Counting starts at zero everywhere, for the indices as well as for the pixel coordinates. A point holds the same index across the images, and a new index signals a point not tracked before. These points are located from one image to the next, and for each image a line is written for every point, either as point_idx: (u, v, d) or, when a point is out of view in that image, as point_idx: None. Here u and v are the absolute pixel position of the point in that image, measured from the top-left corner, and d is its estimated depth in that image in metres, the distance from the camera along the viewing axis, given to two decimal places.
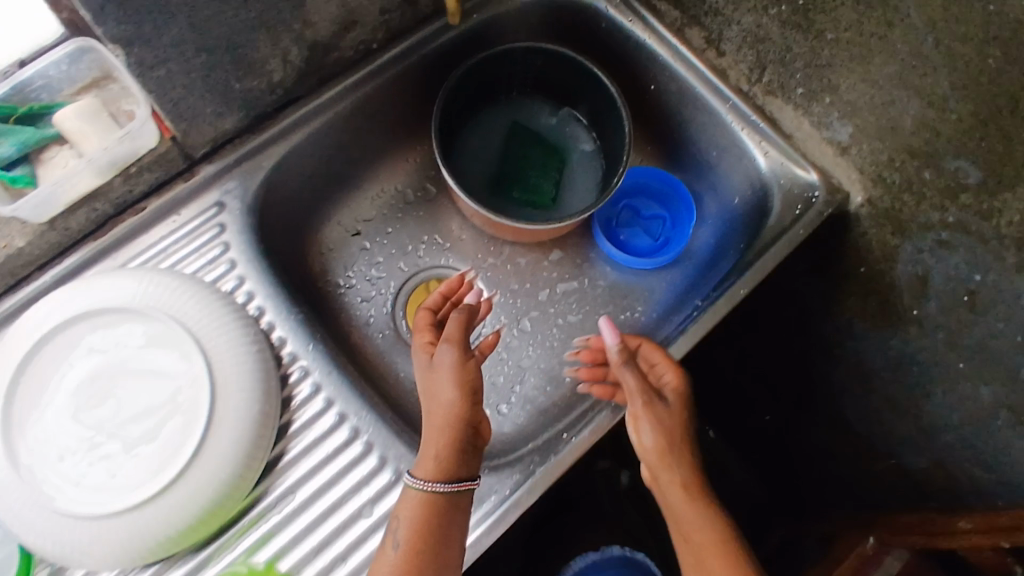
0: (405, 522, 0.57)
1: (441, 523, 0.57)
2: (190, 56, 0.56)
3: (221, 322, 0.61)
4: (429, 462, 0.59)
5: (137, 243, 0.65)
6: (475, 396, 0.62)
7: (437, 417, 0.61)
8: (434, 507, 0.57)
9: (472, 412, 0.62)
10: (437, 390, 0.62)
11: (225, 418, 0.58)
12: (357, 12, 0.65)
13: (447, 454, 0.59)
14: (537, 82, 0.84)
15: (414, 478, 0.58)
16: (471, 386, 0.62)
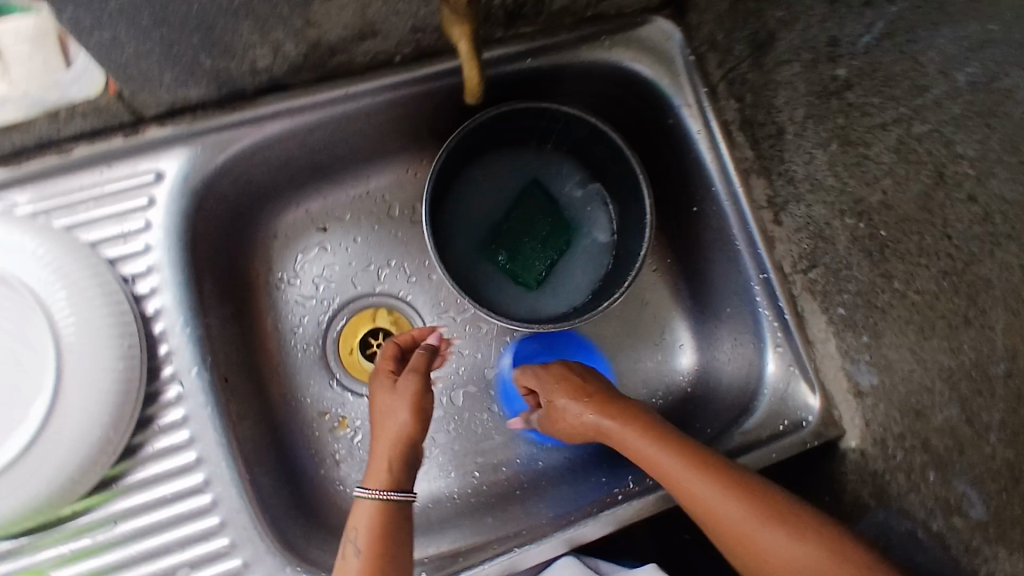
0: (358, 532, 0.50)
1: (400, 528, 0.51)
2: (142, 26, 0.45)
3: (96, 318, 0.52)
4: (382, 475, 0.53)
5: (51, 186, 0.56)
6: (427, 421, 0.56)
7: (389, 443, 0.54)
8: (390, 521, 0.51)
9: (421, 440, 0.56)
10: (390, 413, 0.55)
11: (56, 434, 0.50)
12: (381, 25, 0.53)
13: (399, 470, 0.53)
14: (575, 147, 0.72)
15: (364, 490, 0.52)
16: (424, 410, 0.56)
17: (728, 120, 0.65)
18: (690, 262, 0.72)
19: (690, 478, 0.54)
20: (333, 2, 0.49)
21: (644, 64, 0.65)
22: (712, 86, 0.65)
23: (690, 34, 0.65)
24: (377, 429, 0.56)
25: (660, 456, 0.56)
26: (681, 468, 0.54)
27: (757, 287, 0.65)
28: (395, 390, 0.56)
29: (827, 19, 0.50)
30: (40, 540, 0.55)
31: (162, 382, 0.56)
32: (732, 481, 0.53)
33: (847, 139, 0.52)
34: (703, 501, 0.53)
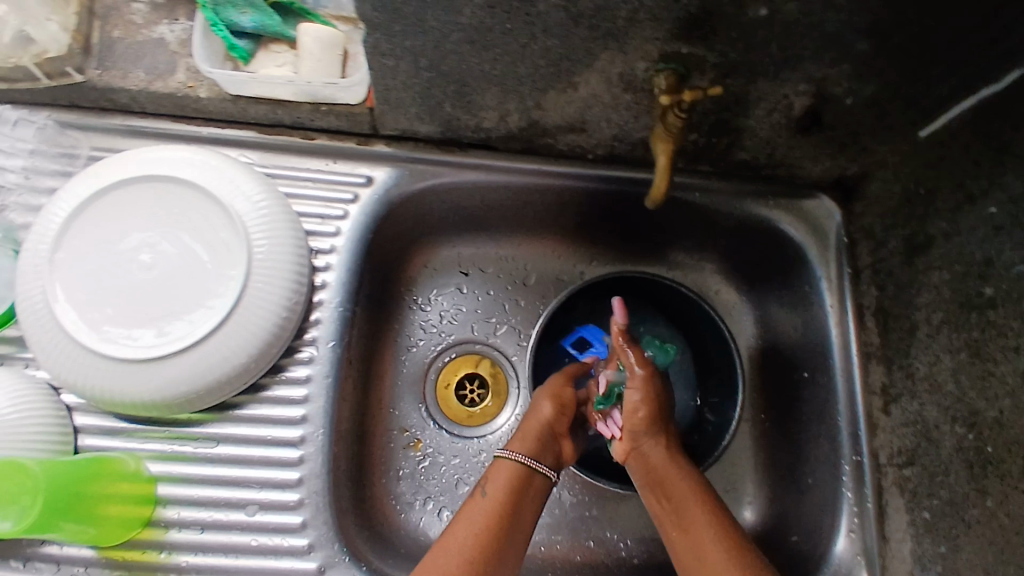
0: (492, 482, 0.59)
1: (529, 497, 0.60)
2: (419, 67, 0.56)
3: (279, 273, 0.60)
4: (522, 441, 0.62)
5: (282, 157, 0.67)
6: (566, 414, 0.66)
7: (530, 417, 0.65)
8: (518, 482, 0.60)
9: (561, 426, 0.65)
10: (540, 400, 0.66)
11: (212, 348, 0.57)
12: (591, 123, 0.63)
13: (535, 436, 0.63)
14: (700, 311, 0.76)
15: (506, 450, 0.62)
16: (563, 403, 0.66)
17: (863, 303, 0.68)
18: (784, 423, 0.74)
19: (705, 526, 0.56)
20: (564, 95, 0.59)
21: (797, 229, 0.71)
22: (857, 270, 0.69)
23: (851, 220, 0.70)
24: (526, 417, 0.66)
25: (686, 490, 0.58)
26: (695, 510, 0.57)
27: (847, 467, 0.67)
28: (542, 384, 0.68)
29: (987, 241, 0.55)
30: (153, 432, 0.62)
31: (303, 342, 0.64)
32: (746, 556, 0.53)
33: (977, 351, 0.55)
34: (701, 540, 0.55)
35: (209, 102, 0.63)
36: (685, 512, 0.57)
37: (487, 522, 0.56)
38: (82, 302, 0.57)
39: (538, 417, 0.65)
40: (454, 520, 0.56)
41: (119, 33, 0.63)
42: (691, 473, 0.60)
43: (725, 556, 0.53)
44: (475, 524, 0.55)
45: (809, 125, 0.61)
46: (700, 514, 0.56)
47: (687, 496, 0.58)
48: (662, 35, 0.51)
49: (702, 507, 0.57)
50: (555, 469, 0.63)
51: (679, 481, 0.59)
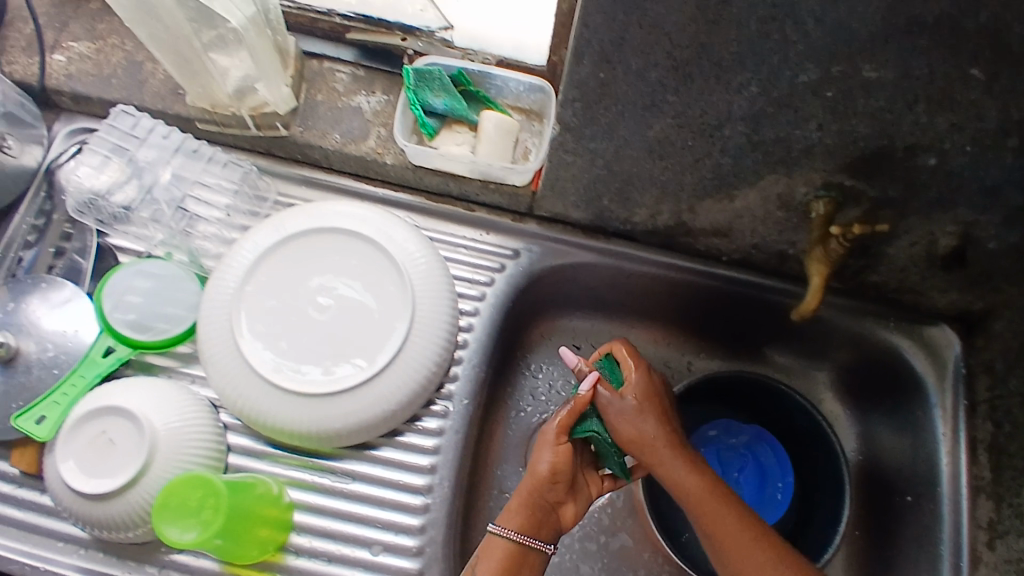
0: (486, 562, 0.59)
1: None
2: (593, 165, 0.62)
3: (435, 332, 0.66)
4: (512, 517, 0.61)
5: (444, 223, 0.74)
6: (559, 483, 0.62)
7: (526, 481, 0.63)
8: (513, 562, 0.59)
9: (552, 495, 0.63)
10: (537, 460, 0.63)
11: (370, 392, 0.63)
12: (735, 231, 0.68)
13: (528, 505, 0.62)
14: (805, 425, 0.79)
15: (497, 526, 0.61)
16: (557, 470, 0.62)
17: (976, 436, 0.70)
18: (879, 545, 0.74)
19: (729, 524, 0.60)
20: (719, 204, 0.64)
21: (919, 359, 0.74)
22: (973, 403, 0.71)
23: (969, 352, 0.73)
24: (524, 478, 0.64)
25: (697, 488, 0.62)
26: (714, 511, 0.61)
27: None
28: (539, 436, 0.65)
29: None
30: (293, 460, 0.67)
31: (439, 394, 0.70)
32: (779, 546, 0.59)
33: None
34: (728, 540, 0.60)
35: (393, 167, 0.70)
36: (709, 517, 0.61)
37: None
38: (262, 332, 0.64)
39: (533, 477, 0.63)
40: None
41: (322, 96, 0.71)
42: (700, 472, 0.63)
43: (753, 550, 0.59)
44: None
45: (946, 260, 0.65)
46: (726, 518, 0.60)
47: (700, 482, 0.62)
48: (830, 168, 0.56)
49: (722, 510, 0.61)
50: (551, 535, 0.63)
51: (691, 481, 0.62)
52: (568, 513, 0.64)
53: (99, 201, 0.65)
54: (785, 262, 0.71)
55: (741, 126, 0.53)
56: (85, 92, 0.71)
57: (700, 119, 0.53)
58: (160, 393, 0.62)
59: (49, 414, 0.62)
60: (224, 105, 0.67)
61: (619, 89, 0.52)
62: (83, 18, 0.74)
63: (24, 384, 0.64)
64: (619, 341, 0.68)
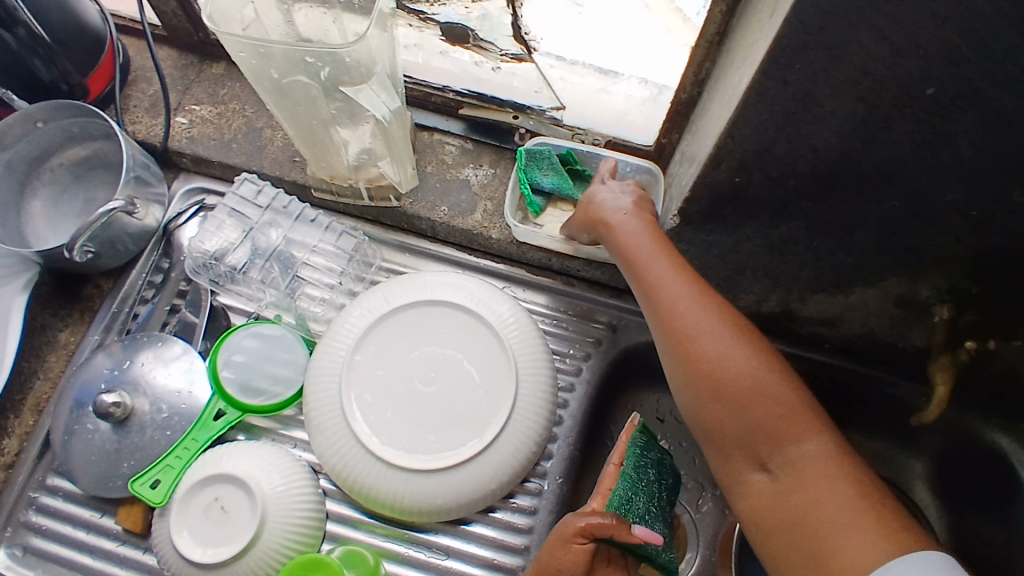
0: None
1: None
2: (707, 254, 0.63)
3: (538, 411, 0.65)
4: None
5: (544, 296, 0.75)
6: None
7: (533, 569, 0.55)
8: None
9: None
10: (547, 551, 0.55)
11: (472, 469, 0.63)
12: (842, 322, 0.67)
13: None
14: None
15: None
16: (561, 569, 0.53)
17: None
18: None
19: (788, 428, 0.50)
20: (830, 299, 0.64)
21: None
22: None
23: None
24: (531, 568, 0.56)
25: (762, 382, 0.52)
26: (776, 417, 0.51)
27: None
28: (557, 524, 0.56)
29: None
30: (388, 530, 0.67)
31: (534, 471, 0.69)
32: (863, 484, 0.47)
33: None
34: (779, 441, 0.50)
35: (498, 240, 0.72)
36: (753, 412, 0.51)
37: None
38: (370, 401, 0.65)
39: (539, 574, 0.55)
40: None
41: (432, 168, 0.73)
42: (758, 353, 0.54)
43: (785, 466, 0.49)
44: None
45: None
46: (749, 377, 0.52)
47: (781, 389, 0.52)
48: (958, 275, 0.55)
49: (768, 396, 0.51)
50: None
51: (754, 370, 0.52)
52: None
53: (217, 265, 0.68)
54: (890, 353, 0.70)
55: (872, 232, 0.53)
56: (207, 155, 0.75)
57: (829, 223, 0.53)
58: (266, 458, 0.64)
59: (163, 478, 0.64)
60: (343, 177, 0.70)
61: (752, 191, 0.53)
62: (204, 82, 0.79)
63: (137, 444, 0.66)
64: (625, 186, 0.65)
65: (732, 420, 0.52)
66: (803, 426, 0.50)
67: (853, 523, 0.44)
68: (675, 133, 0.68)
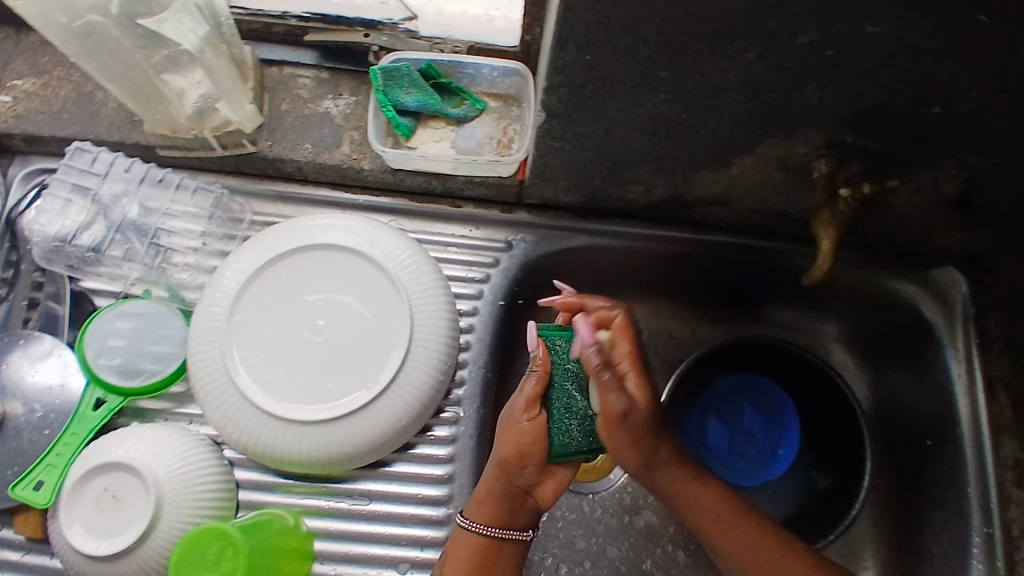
0: (457, 558, 0.58)
1: (492, 565, 0.58)
2: (583, 148, 0.60)
3: (437, 339, 0.63)
4: (481, 507, 0.59)
5: (431, 223, 0.71)
6: (528, 467, 0.58)
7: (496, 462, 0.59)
8: (486, 554, 0.58)
9: (523, 480, 0.59)
10: (504, 444, 0.59)
11: (376, 410, 0.60)
12: (733, 198, 0.66)
13: (495, 496, 0.59)
14: (811, 381, 0.80)
15: (464, 520, 0.59)
16: (523, 452, 0.58)
17: (994, 375, 0.69)
18: (905, 487, 0.74)
19: (750, 535, 0.59)
20: (715, 174, 0.62)
21: (930, 309, 0.73)
22: (985, 341, 0.71)
23: (977, 291, 0.72)
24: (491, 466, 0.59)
25: (698, 509, 0.61)
26: (700, 500, 0.61)
27: (979, 539, 0.67)
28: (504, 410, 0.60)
29: None
30: (305, 487, 0.64)
31: (447, 402, 0.67)
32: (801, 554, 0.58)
33: None
34: (744, 543, 0.59)
35: (370, 172, 0.67)
36: (721, 525, 0.60)
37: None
38: (258, 361, 0.61)
39: (499, 464, 0.58)
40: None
41: (287, 105, 0.68)
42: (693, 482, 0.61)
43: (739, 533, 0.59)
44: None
45: (950, 204, 0.63)
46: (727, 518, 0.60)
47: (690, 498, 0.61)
48: (830, 127, 0.54)
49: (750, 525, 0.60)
50: (527, 519, 0.60)
51: (690, 491, 0.61)
52: (547, 490, 0.60)
53: (66, 247, 0.63)
54: (787, 222, 0.69)
55: (738, 95, 0.51)
56: (37, 131, 0.68)
57: (693, 92, 0.51)
58: (156, 438, 0.60)
59: (47, 479, 0.60)
60: (186, 129, 0.64)
61: (608, 70, 0.49)
62: (21, 52, 0.71)
63: (17, 449, 0.61)
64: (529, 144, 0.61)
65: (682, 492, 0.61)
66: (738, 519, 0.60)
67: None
68: (537, 28, 0.64)
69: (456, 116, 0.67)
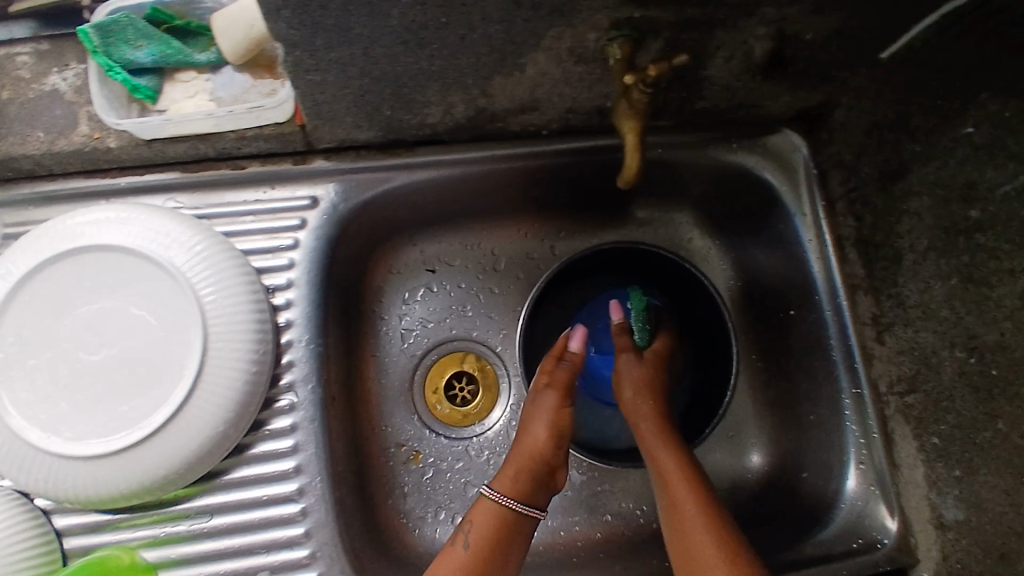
0: (475, 527, 0.63)
1: (505, 538, 0.63)
2: (349, 76, 0.50)
3: (238, 329, 0.55)
4: (508, 484, 0.65)
5: (216, 194, 0.61)
6: (561, 446, 0.68)
7: (524, 450, 0.67)
8: (503, 524, 0.63)
9: (545, 459, 0.67)
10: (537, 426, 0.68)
11: (184, 423, 0.54)
12: (543, 102, 0.59)
13: (526, 487, 0.66)
14: (670, 276, 0.78)
15: (492, 490, 0.65)
16: (559, 431, 0.68)
17: (842, 234, 0.67)
18: (776, 361, 0.75)
19: (710, 552, 0.58)
20: (511, 78, 0.54)
21: (771, 172, 0.69)
22: (830, 201, 0.68)
23: (817, 150, 0.68)
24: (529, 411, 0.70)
25: (673, 469, 0.65)
26: (683, 490, 0.63)
27: (848, 401, 0.66)
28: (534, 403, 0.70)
29: (967, 161, 0.53)
30: (147, 516, 0.58)
31: (279, 390, 0.60)
32: (709, 507, 0.61)
33: (969, 276, 0.54)
34: (696, 540, 0.59)
35: (121, 150, 0.56)
36: (697, 553, 0.59)
37: None
38: (35, 398, 0.54)
39: (518, 448, 0.68)
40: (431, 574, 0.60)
41: (9, 92, 0.56)
42: (693, 475, 0.64)
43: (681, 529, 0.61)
44: (444, 574, 0.59)
45: (768, 66, 0.58)
46: (710, 554, 0.58)
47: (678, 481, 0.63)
48: (611, 2, 0.46)
49: (706, 537, 0.59)
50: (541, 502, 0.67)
51: (669, 468, 0.65)
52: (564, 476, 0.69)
53: None
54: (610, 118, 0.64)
55: None
56: None
57: None
58: None
59: None
60: None
61: None
62: None
63: None
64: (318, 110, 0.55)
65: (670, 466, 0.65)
66: (677, 501, 0.63)
67: (711, 546, 0.59)
68: None
69: (206, 62, 0.57)
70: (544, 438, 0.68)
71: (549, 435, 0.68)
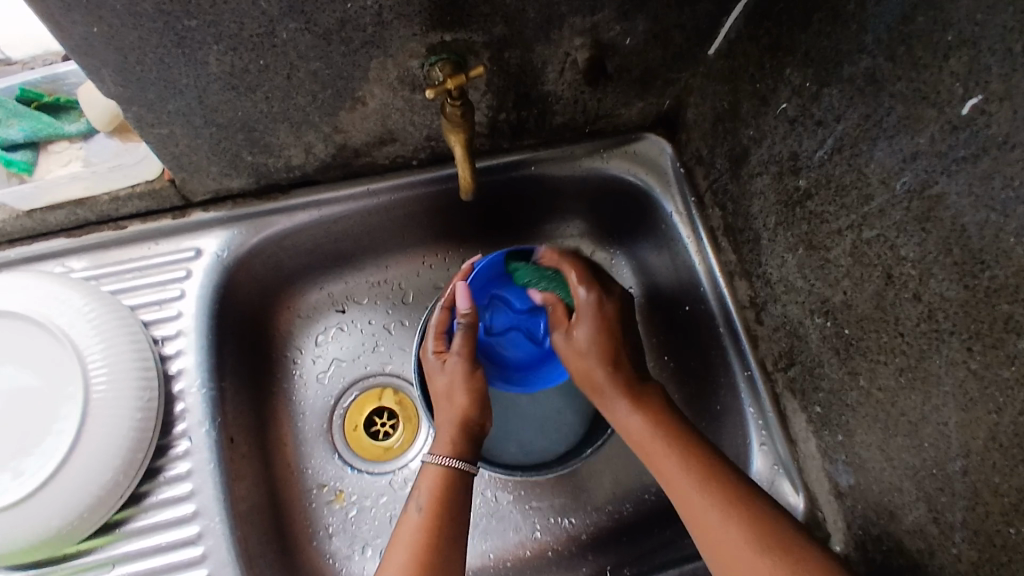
0: (423, 492, 0.58)
1: (458, 494, 0.58)
2: (195, 126, 0.54)
3: (122, 378, 0.58)
4: (445, 443, 0.61)
5: (107, 254, 0.65)
6: (480, 404, 0.63)
7: (445, 411, 0.62)
8: (449, 482, 0.58)
9: (472, 416, 0.62)
10: (445, 390, 0.63)
11: (71, 473, 0.55)
12: (398, 133, 0.63)
13: (458, 437, 0.61)
14: None
15: (433, 456, 0.60)
16: (475, 392, 0.63)
17: (713, 226, 0.70)
18: (681, 359, 0.76)
19: (688, 490, 0.55)
20: (356, 112, 0.58)
21: (640, 174, 0.72)
22: (699, 196, 0.71)
23: (680, 149, 0.72)
24: (434, 380, 0.64)
25: (636, 425, 0.61)
26: (667, 456, 0.58)
27: (743, 384, 0.68)
28: (441, 376, 0.64)
29: (788, 135, 0.55)
30: (54, 573, 0.59)
31: (173, 436, 0.62)
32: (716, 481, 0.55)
33: (811, 243, 0.56)
34: (678, 484, 0.56)
35: (4, 223, 0.61)
36: (683, 493, 0.56)
37: (428, 537, 0.54)
38: None
39: (440, 408, 0.63)
40: (392, 545, 0.55)
41: None
42: (656, 418, 0.60)
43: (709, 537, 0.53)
44: (413, 544, 0.54)
45: (600, 75, 0.61)
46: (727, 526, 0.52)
47: (638, 423, 0.61)
48: (417, 29, 0.50)
49: (687, 477, 0.56)
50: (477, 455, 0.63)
51: (641, 428, 0.60)
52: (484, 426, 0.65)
53: None
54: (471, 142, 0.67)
55: (292, 24, 0.46)
56: None
57: (243, 33, 0.46)
58: None
59: None
60: None
61: (129, 38, 0.44)
62: None
63: None
64: (183, 160, 0.59)
65: (633, 423, 0.61)
66: (666, 456, 0.58)
67: (722, 511, 0.53)
68: None
69: (76, 131, 0.62)
70: (462, 402, 0.62)
71: (468, 392, 0.63)
